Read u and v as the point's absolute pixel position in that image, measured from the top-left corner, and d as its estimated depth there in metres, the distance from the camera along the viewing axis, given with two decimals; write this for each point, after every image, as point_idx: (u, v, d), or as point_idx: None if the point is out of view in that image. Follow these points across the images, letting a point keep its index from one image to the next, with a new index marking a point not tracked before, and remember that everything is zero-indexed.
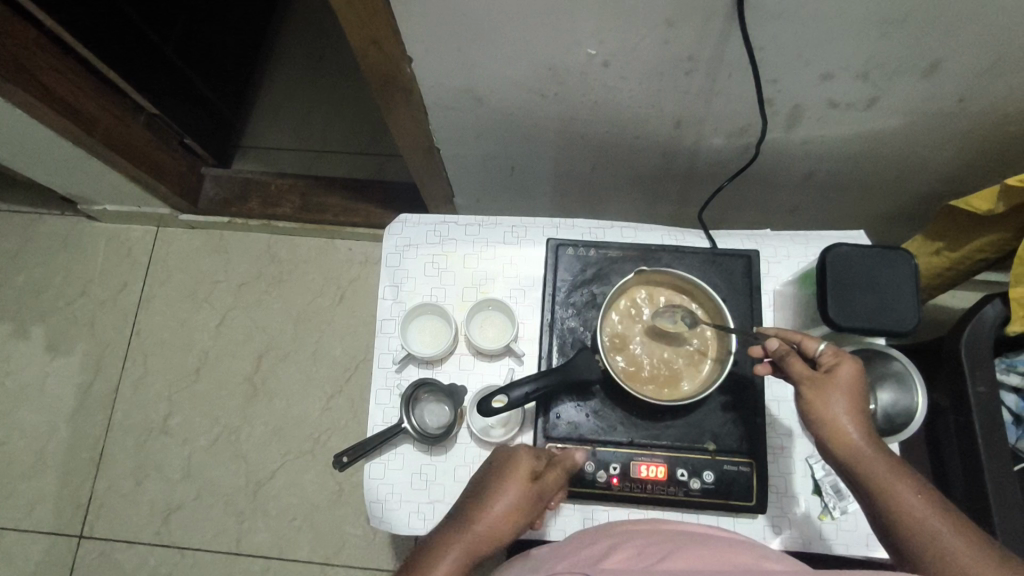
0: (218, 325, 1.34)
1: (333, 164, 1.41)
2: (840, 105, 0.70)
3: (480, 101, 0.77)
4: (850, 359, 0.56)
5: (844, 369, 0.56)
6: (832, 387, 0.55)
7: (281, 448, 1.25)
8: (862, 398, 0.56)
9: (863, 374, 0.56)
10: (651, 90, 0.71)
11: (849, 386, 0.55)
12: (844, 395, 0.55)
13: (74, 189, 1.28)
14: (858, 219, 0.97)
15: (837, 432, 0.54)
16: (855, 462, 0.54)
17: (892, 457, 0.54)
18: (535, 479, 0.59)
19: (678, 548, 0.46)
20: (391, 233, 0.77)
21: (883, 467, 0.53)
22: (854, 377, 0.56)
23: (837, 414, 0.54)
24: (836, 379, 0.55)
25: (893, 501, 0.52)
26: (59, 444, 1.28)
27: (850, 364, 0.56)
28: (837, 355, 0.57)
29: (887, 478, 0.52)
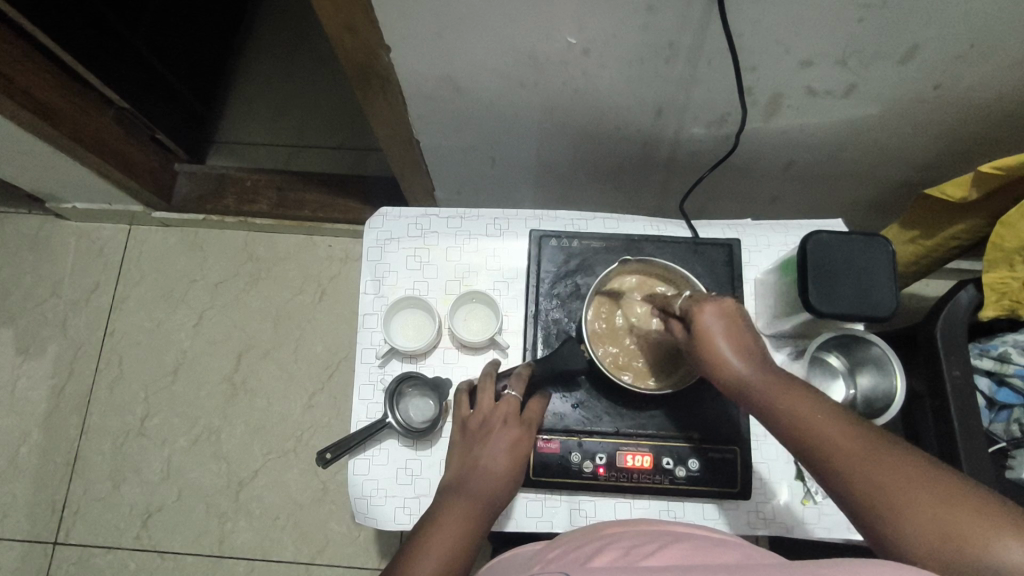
0: (196, 324, 1.32)
1: (311, 158, 1.39)
2: (818, 93, 0.71)
3: (460, 91, 0.76)
4: (710, 301, 0.56)
5: (709, 310, 0.55)
6: (705, 329, 0.55)
7: (263, 448, 1.24)
8: (744, 332, 0.55)
9: (724, 314, 0.55)
10: (633, 78, 0.71)
11: (722, 323, 0.55)
12: (720, 334, 0.54)
13: (42, 186, 1.24)
14: (836, 208, 0.98)
15: (726, 370, 0.54)
16: (752, 393, 0.53)
17: (781, 383, 0.52)
18: (516, 445, 0.62)
19: (669, 539, 0.47)
20: (372, 226, 0.76)
21: (777, 393, 0.52)
22: (723, 315, 0.55)
23: (720, 353, 0.54)
24: (703, 328, 0.55)
25: (795, 424, 0.50)
26: (32, 448, 1.24)
27: (715, 305, 0.55)
28: (696, 301, 0.56)
29: (784, 402, 0.51)
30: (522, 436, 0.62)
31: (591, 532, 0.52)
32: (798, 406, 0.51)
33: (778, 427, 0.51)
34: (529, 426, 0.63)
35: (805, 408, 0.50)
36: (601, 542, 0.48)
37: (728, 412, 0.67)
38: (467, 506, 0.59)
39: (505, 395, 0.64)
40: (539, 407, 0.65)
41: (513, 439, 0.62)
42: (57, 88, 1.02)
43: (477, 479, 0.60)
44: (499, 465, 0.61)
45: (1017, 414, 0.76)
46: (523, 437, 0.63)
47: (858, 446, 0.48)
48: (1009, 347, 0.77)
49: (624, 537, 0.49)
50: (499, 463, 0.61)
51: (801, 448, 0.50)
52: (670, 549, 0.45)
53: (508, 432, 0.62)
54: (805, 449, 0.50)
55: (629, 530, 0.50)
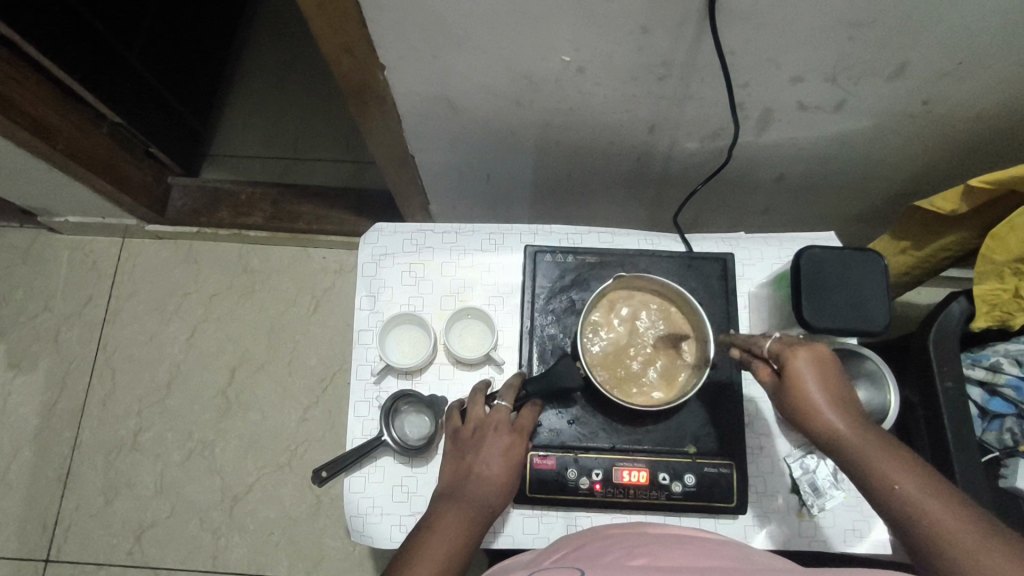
0: (189, 337, 1.31)
1: (305, 171, 1.39)
2: (810, 109, 0.72)
3: (454, 107, 0.76)
4: (803, 346, 0.54)
5: (803, 356, 0.54)
6: (801, 375, 0.53)
7: (257, 462, 1.23)
8: (842, 385, 0.53)
9: (820, 357, 0.54)
10: (626, 94, 0.71)
11: (821, 374, 0.53)
12: (816, 383, 0.53)
13: (34, 200, 1.23)
14: (828, 219, 0.99)
15: (818, 423, 0.52)
16: (845, 452, 0.51)
17: (874, 438, 0.51)
18: (509, 450, 0.61)
19: (660, 547, 0.47)
20: (367, 242, 0.76)
21: (874, 454, 0.50)
22: (822, 363, 0.54)
23: (814, 403, 0.52)
24: (794, 372, 0.53)
25: (892, 490, 0.48)
26: (23, 465, 1.23)
27: (812, 351, 0.54)
28: (788, 346, 0.55)
29: (882, 465, 0.49)
30: (515, 442, 0.62)
31: (590, 535, 0.54)
32: (897, 471, 0.49)
33: (875, 492, 0.49)
34: (522, 433, 0.63)
35: (904, 475, 0.49)
36: (602, 545, 0.50)
37: (723, 426, 0.67)
38: (460, 511, 0.58)
39: (496, 404, 0.63)
40: (531, 415, 0.64)
41: (506, 444, 0.62)
42: (51, 104, 1.02)
43: (471, 484, 0.60)
44: (493, 470, 0.60)
45: (1010, 423, 0.77)
46: (516, 443, 0.62)
47: (965, 525, 0.46)
48: (1000, 358, 0.77)
49: (624, 539, 0.50)
50: (493, 469, 0.60)
51: (897, 516, 0.48)
52: (663, 557, 0.45)
53: (500, 438, 0.62)
54: (904, 519, 0.48)
55: (629, 532, 0.52)
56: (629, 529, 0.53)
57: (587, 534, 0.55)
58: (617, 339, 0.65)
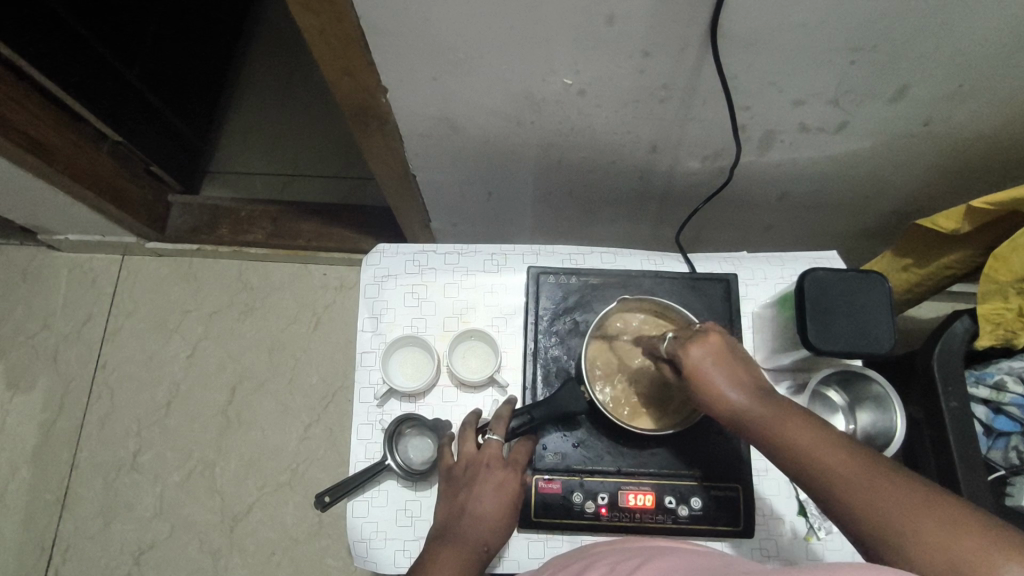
0: (189, 355, 1.31)
1: (305, 188, 1.39)
2: (811, 129, 0.72)
3: (456, 128, 0.76)
4: (700, 337, 0.56)
5: (697, 346, 0.55)
6: (694, 367, 0.55)
7: (257, 482, 1.22)
8: (736, 364, 0.55)
9: (713, 346, 0.55)
10: (628, 116, 0.71)
11: (714, 359, 0.55)
12: (714, 368, 0.55)
13: (34, 219, 1.23)
14: (830, 236, 0.99)
15: (721, 405, 0.54)
16: (749, 424, 0.52)
17: (776, 409, 0.52)
18: (502, 486, 0.61)
19: (652, 559, 0.47)
20: (369, 264, 0.76)
21: (775, 420, 0.51)
22: (711, 353, 0.55)
23: (715, 387, 0.54)
24: (692, 363, 0.55)
25: (796, 451, 0.49)
26: (20, 486, 1.22)
27: (703, 340, 0.56)
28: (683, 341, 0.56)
29: (784, 429, 0.50)
30: (508, 477, 0.62)
31: (574, 554, 0.53)
32: (796, 431, 0.50)
33: (780, 457, 0.51)
34: (516, 467, 0.63)
35: (806, 434, 0.50)
36: (588, 562, 0.49)
37: (727, 448, 0.66)
38: (456, 552, 0.58)
39: (488, 439, 0.63)
40: (526, 449, 0.64)
41: (498, 481, 0.61)
42: (50, 123, 1.02)
43: (465, 522, 0.60)
44: (487, 508, 0.60)
45: (1015, 441, 0.77)
46: (509, 478, 0.62)
47: (867, 474, 0.47)
48: (1004, 376, 0.77)
49: (614, 552, 0.50)
50: (486, 506, 0.60)
51: (805, 477, 0.49)
52: (652, 567, 0.45)
53: (493, 474, 0.62)
54: (811, 478, 0.49)
55: (613, 549, 0.51)
56: (613, 546, 0.53)
57: (573, 553, 0.54)
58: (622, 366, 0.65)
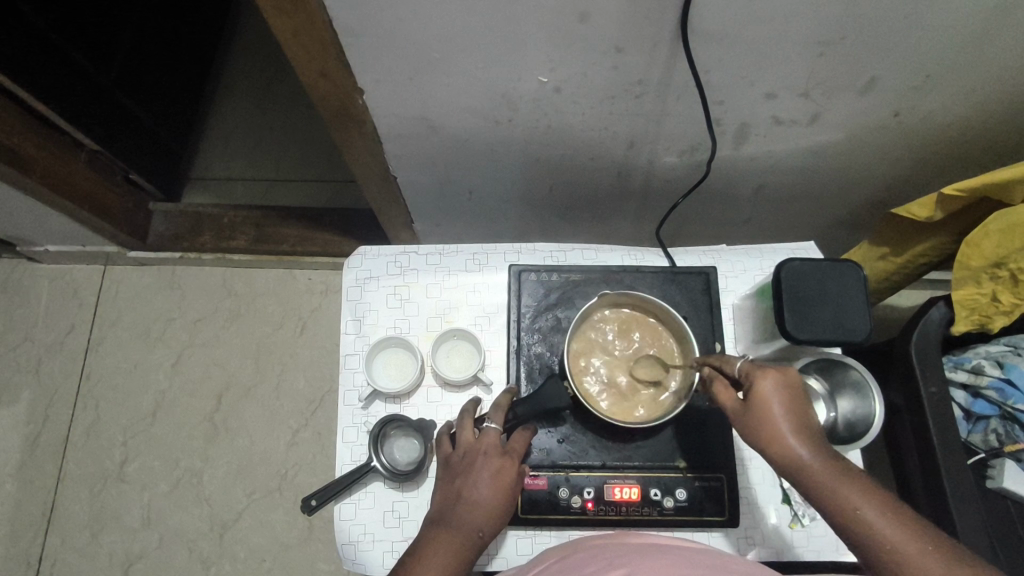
0: (175, 364, 1.30)
1: (287, 193, 1.39)
2: (785, 122, 0.73)
3: (434, 129, 0.76)
4: (769, 369, 0.55)
5: (769, 379, 0.55)
6: (764, 400, 0.54)
7: (246, 488, 1.21)
8: (801, 406, 0.54)
9: (783, 380, 0.55)
10: (604, 113, 0.72)
11: (784, 397, 0.54)
12: (780, 408, 0.53)
13: (13, 231, 1.22)
14: (809, 227, 1.00)
15: (779, 449, 0.52)
16: (809, 477, 0.51)
17: (835, 460, 0.52)
18: (499, 474, 0.61)
19: (644, 555, 0.47)
20: (350, 266, 0.76)
21: (836, 477, 0.51)
22: (781, 388, 0.54)
23: (778, 430, 0.53)
24: (763, 394, 0.54)
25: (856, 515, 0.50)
26: (5, 501, 1.21)
27: (776, 374, 0.55)
28: (756, 368, 0.56)
29: (843, 491, 0.50)
30: (505, 465, 0.61)
31: (566, 549, 0.54)
32: (858, 494, 0.50)
33: (835, 514, 0.51)
34: (513, 456, 0.62)
35: (867, 501, 0.50)
36: (581, 558, 0.50)
37: (712, 439, 0.67)
38: (450, 537, 0.57)
39: (485, 427, 0.63)
40: (524, 439, 0.63)
41: (495, 468, 0.61)
42: (25, 133, 1.01)
43: (461, 507, 0.59)
44: (483, 495, 0.60)
45: (994, 424, 0.78)
46: (506, 466, 0.61)
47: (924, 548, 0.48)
48: (982, 360, 0.78)
49: (606, 548, 0.51)
50: (483, 493, 0.59)
51: (863, 544, 0.50)
52: (645, 564, 0.45)
53: (490, 462, 0.61)
54: (864, 543, 0.50)
55: (605, 545, 0.52)
56: (606, 541, 0.53)
57: (563, 548, 0.54)
58: (604, 370, 0.65)
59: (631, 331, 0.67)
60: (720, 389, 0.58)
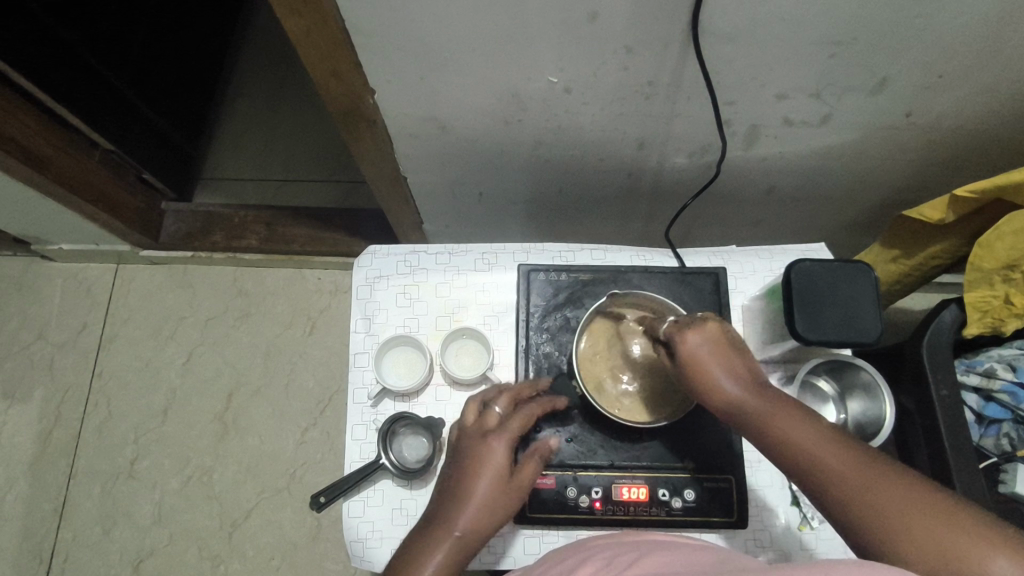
0: (185, 362, 1.31)
1: (298, 193, 1.40)
2: (796, 123, 0.72)
3: (444, 129, 0.77)
4: (693, 328, 0.57)
5: (694, 336, 0.57)
6: (692, 357, 0.56)
7: (255, 486, 1.22)
8: (731, 356, 0.56)
9: (711, 338, 0.57)
10: (614, 114, 0.72)
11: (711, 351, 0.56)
12: (710, 361, 0.56)
13: (28, 229, 1.23)
14: (819, 229, 1.00)
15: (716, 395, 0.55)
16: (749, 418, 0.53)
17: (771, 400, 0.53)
18: (517, 486, 0.61)
19: (646, 554, 0.47)
20: (360, 265, 0.76)
21: (771, 416, 0.52)
22: (710, 343, 0.57)
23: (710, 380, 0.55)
24: (688, 350, 0.56)
25: (791, 447, 0.50)
26: (18, 496, 1.22)
27: (701, 330, 0.57)
28: (680, 328, 0.58)
29: (776, 425, 0.51)
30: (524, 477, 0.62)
31: (571, 549, 0.53)
32: (791, 426, 0.51)
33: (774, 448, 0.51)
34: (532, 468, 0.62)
35: (801, 431, 0.50)
36: (585, 558, 0.49)
37: (721, 439, 0.67)
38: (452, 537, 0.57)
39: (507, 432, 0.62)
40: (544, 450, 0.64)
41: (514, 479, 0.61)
42: (40, 133, 1.02)
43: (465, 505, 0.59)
44: (497, 504, 0.60)
45: (1006, 428, 0.77)
46: (524, 477, 0.62)
47: (862, 472, 0.47)
48: (994, 363, 0.78)
49: (607, 547, 0.51)
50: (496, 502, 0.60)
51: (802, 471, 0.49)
52: (645, 563, 0.45)
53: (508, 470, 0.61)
54: (803, 469, 0.49)
55: (609, 545, 0.51)
56: (610, 540, 0.52)
57: (570, 547, 0.53)
58: (610, 375, 0.65)
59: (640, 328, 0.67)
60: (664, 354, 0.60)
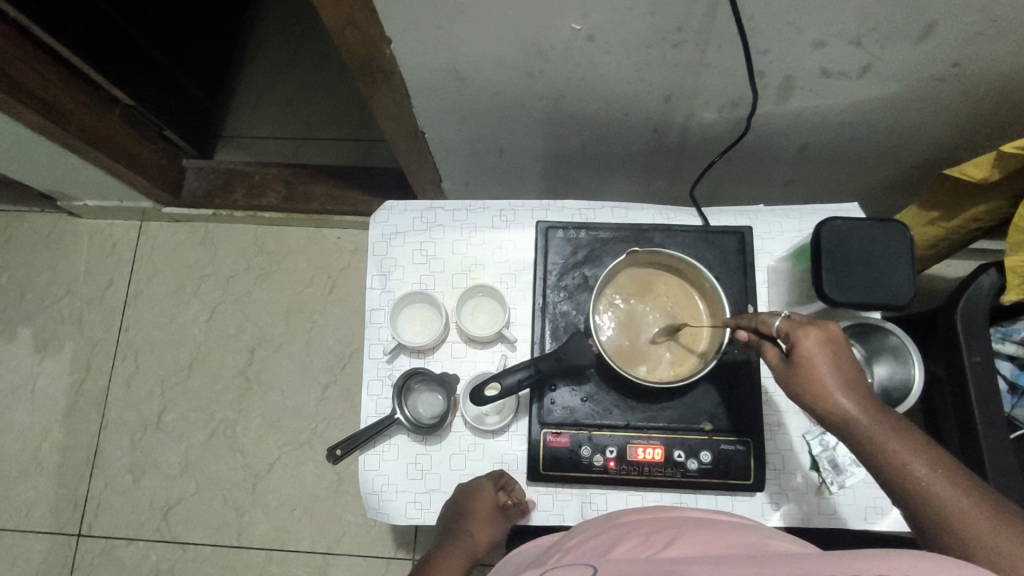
0: (209, 318, 1.33)
1: (318, 151, 1.38)
2: (833, 74, 0.68)
3: (463, 81, 0.74)
4: (816, 331, 0.50)
5: (811, 338, 0.49)
6: (805, 360, 0.49)
7: (278, 440, 1.25)
8: (853, 361, 0.50)
9: (831, 343, 0.50)
10: (639, 63, 0.69)
11: (829, 355, 0.49)
12: (827, 366, 0.49)
13: (54, 185, 1.25)
14: (853, 190, 0.96)
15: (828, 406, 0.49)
16: (855, 429, 0.48)
17: (886, 412, 0.48)
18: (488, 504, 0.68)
19: (682, 535, 0.40)
20: (377, 221, 0.75)
21: (883, 433, 0.47)
22: (828, 347, 0.50)
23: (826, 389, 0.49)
24: (806, 354, 0.49)
25: (894, 458, 0.47)
26: (53, 444, 1.27)
27: (820, 330, 0.50)
28: (800, 327, 0.50)
29: (886, 439, 0.47)
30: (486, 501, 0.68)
31: (603, 523, 0.46)
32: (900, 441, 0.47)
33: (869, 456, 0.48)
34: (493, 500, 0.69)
35: (907, 445, 0.47)
36: (611, 537, 0.42)
37: (740, 402, 0.66)
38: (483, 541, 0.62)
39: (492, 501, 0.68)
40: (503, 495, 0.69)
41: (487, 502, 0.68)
42: (61, 87, 1.00)
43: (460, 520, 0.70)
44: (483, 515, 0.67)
45: None
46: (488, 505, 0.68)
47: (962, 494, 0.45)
48: None
49: (641, 526, 0.43)
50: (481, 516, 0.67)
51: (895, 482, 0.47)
52: (683, 547, 0.39)
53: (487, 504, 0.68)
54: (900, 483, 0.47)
55: (639, 521, 0.44)
56: (642, 515, 0.45)
57: (602, 519, 0.46)
58: (644, 331, 0.64)
59: (660, 290, 0.65)
60: (768, 348, 0.53)
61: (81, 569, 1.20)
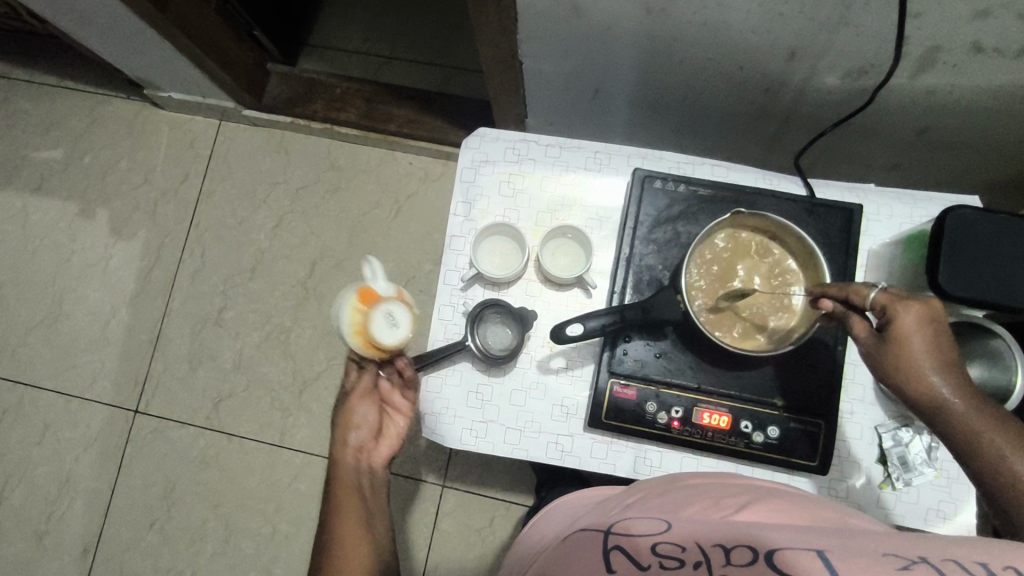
0: (275, 225, 1.35)
1: (400, 72, 1.36)
2: (986, 51, 0.63)
3: (579, 13, 0.71)
4: (914, 307, 0.51)
5: (911, 314, 0.50)
6: (900, 336, 0.50)
7: (328, 352, 1.28)
8: (947, 342, 0.50)
9: (929, 322, 0.50)
10: (773, 13, 0.64)
11: (926, 331, 0.50)
12: (921, 344, 0.50)
13: (143, 73, 1.26)
14: (964, 183, 0.90)
15: (917, 385, 0.50)
16: (942, 408, 0.49)
17: (979, 396, 0.49)
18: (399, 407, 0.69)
19: (756, 500, 0.41)
20: (468, 147, 0.74)
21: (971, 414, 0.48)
22: (926, 326, 0.50)
23: (917, 367, 0.50)
24: (901, 329, 0.50)
25: (981, 441, 0.47)
26: (119, 324, 1.33)
27: (920, 306, 0.51)
28: (898, 301, 0.51)
29: (975, 423, 0.48)
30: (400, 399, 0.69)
31: (665, 484, 0.46)
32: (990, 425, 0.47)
33: (956, 437, 0.48)
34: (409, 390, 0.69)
35: (997, 431, 0.47)
36: (681, 495, 0.43)
37: (817, 384, 0.64)
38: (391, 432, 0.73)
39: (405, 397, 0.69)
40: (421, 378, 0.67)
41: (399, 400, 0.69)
42: None
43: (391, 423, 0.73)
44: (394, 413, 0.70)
45: None
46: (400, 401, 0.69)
47: None
48: None
49: (712, 487, 0.44)
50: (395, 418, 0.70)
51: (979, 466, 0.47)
52: (758, 512, 0.39)
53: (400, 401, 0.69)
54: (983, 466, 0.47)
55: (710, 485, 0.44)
56: (709, 480, 0.46)
57: (661, 480, 0.47)
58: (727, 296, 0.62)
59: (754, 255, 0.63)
60: (857, 322, 0.54)
61: (135, 443, 1.28)
